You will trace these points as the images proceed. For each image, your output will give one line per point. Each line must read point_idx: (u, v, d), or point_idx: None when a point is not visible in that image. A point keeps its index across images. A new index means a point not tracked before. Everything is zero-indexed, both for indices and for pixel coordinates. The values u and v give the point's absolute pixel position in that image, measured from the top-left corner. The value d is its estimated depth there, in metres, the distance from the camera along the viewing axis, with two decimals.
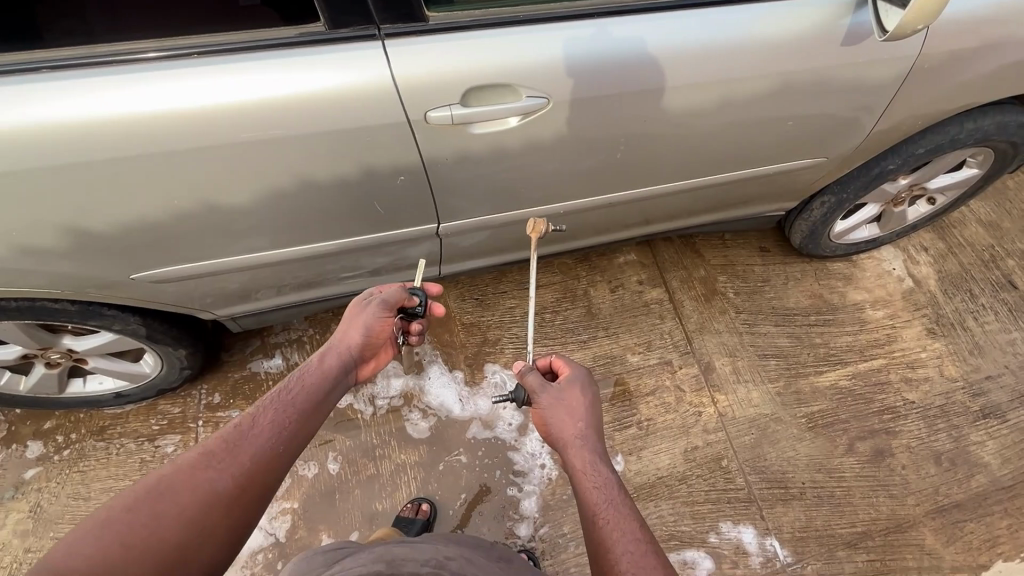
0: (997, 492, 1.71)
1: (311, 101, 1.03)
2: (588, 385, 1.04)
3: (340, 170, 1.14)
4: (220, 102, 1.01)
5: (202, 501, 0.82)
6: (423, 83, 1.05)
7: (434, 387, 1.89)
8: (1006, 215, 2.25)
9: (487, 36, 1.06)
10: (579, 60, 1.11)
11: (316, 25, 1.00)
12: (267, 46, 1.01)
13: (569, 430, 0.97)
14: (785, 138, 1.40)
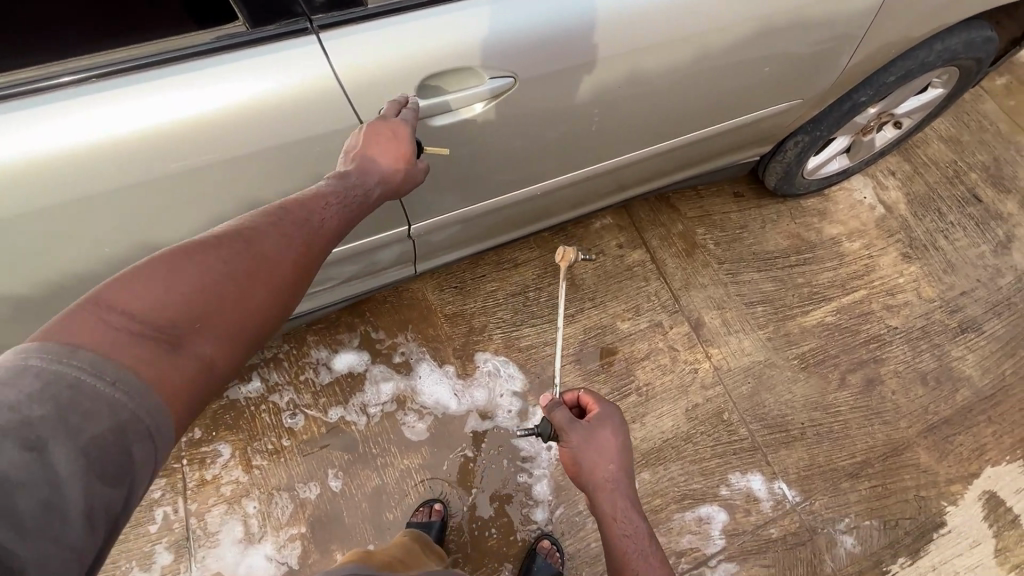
0: (981, 402, 1.78)
1: (247, 115, 0.89)
2: (615, 421, 1.03)
3: (293, 186, 1.02)
4: (137, 131, 0.86)
5: (268, 273, 0.76)
6: (373, 76, 0.92)
7: (426, 385, 1.82)
8: (965, 128, 2.27)
9: (435, 14, 0.94)
10: (543, 28, 0.99)
11: (236, 25, 0.86)
12: (182, 56, 0.86)
13: (602, 475, 0.97)
14: (760, 83, 1.33)
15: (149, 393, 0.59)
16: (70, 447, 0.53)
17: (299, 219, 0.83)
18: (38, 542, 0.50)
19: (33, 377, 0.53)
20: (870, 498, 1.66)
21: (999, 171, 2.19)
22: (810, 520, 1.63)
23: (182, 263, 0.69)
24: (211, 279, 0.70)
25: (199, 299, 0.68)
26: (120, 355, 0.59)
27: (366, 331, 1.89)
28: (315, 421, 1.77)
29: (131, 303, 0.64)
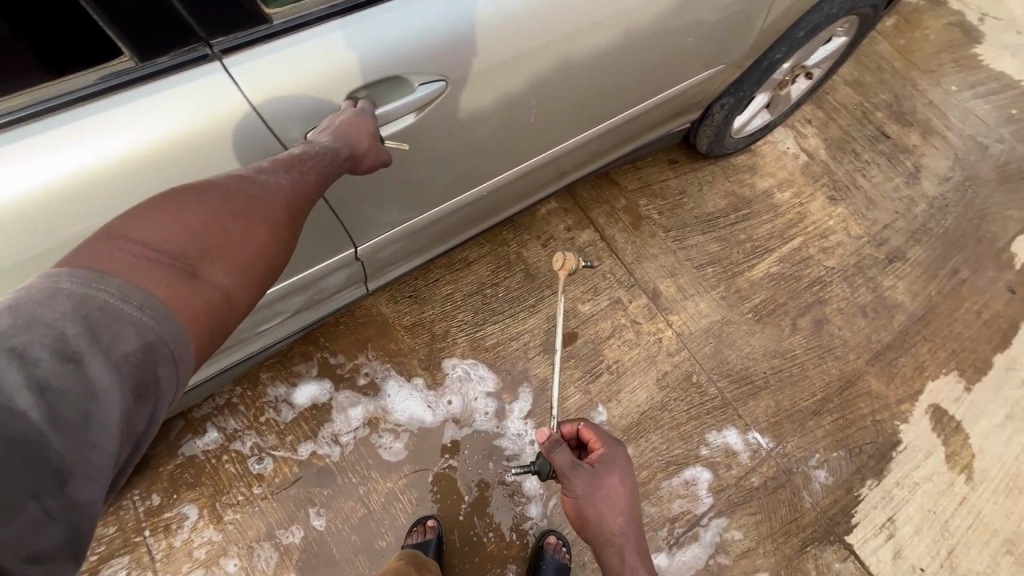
0: (915, 324, 1.93)
1: (154, 163, 0.78)
2: (624, 474, 1.12)
3: None
4: (22, 199, 0.73)
5: (269, 217, 0.78)
6: (291, 99, 0.83)
7: (397, 403, 1.76)
8: (865, 71, 2.41)
9: (353, 21, 0.85)
10: (469, 23, 0.93)
11: (125, 62, 0.74)
12: (61, 105, 0.73)
13: (610, 529, 1.06)
14: (685, 53, 1.33)
15: (171, 319, 0.61)
16: (100, 360, 0.54)
17: (295, 164, 0.82)
18: (76, 447, 0.52)
19: (66, 297, 0.56)
20: (834, 431, 1.76)
21: (900, 107, 2.35)
22: (785, 462, 1.72)
23: (185, 203, 0.72)
24: (215, 221, 0.72)
25: (207, 238, 0.71)
26: (139, 280, 0.61)
27: (324, 357, 1.80)
28: (284, 462, 1.67)
29: (145, 235, 0.67)
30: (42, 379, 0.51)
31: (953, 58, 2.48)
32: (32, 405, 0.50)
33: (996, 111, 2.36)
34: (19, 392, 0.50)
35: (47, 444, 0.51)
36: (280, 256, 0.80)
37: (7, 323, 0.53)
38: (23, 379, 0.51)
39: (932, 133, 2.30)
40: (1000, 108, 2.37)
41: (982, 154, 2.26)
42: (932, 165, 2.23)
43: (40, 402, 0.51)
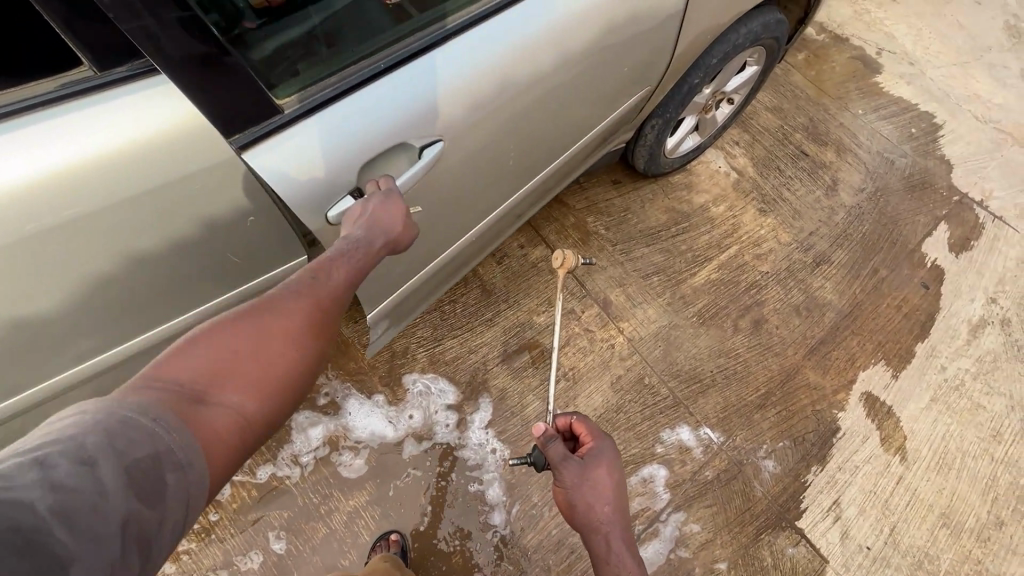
0: (844, 319, 2.09)
1: (110, 164, 0.80)
2: (613, 465, 1.15)
3: (173, 233, 0.92)
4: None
5: (288, 335, 0.87)
6: (317, 180, 0.94)
7: (358, 420, 1.77)
8: (783, 98, 2.68)
9: (351, 101, 0.96)
10: (446, 87, 1.06)
11: (82, 71, 0.77)
12: (19, 109, 0.75)
13: (598, 518, 1.08)
14: (617, 82, 1.50)
15: (181, 431, 0.69)
16: (112, 460, 0.61)
17: (302, 286, 0.92)
18: (83, 535, 0.57)
19: (89, 410, 0.64)
20: (778, 423, 1.87)
21: (816, 129, 2.60)
22: (735, 455, 1.80)
23: (204, 335, 0.81)
24: (230, 348, 0.81)
25: (221, 363, 0.79)
26: (159, 401, 0.69)
27: None
28: (242, 486, 1.65)
29: (166, 370, 0.75)
30: (58, 478, 0.57)
31: (858, 87, 2.78)
32: (42, 497, 0.56)
33: (899, 130, 2.65)
34: (33, 488, 0.56)
35: (52, 532, 0.56)
36: (300, 373, 0.88)
37: (33, 443, 0.60)
38: (39, 479, 0.57)
39: (845, 150, 2.55)
40: (902, 128, 2.66)
41: (890, 168, 2.52)
42: (847, 178, 2.46)
43: (49, 496, 0.57)
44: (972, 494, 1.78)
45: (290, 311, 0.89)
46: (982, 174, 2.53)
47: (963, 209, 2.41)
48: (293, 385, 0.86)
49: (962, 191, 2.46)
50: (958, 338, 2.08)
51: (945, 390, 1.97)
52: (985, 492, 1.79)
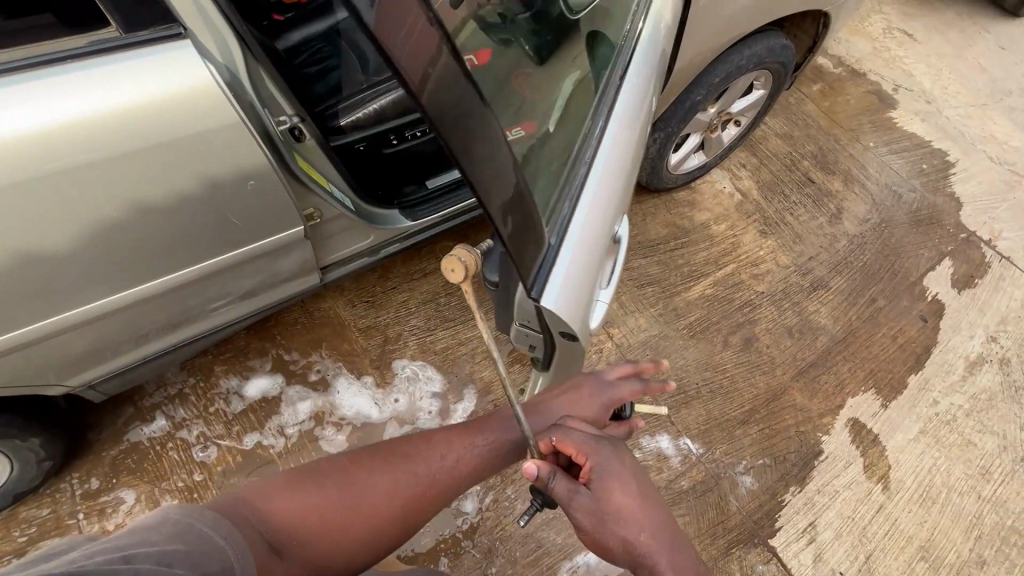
0: (837, 344, 2.09)
1: (130, 116, 0.90)
2: (620, 477, 0.97)
3: (178, 187, 1.00)
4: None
5: (360, 515, 0.93)
6: (578, 290, 1.02)
7: (345, 399, 1.83)
8: (794, 126, 2.71)
9: (575, 212, 1.06)
10: (619, 167, 1.17)
11: (107, 31, 0.84)
12: (48, 60, 0.84)
13: (643, 556, 0.92)
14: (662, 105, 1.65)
15: (245, 564, 0.68)
16: (185, 570, 0.59)
17: (408, 466, 1.01)
18: None
19: (173, 518, 0.65)
20: (760, 440, 1.86)
21: (825, 158, 2.62)
22: (713, 467, 1.80)
23: (311, 484, 0.92)
24: (322, 505, 0.90)
25: (304, 518, 0.88)
26: (242, 531, 0.74)
27: (278, 354, 1.88)
28: (228, 451, 1.71)
29: (264, 503, 0.86)
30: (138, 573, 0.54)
31: (872, 120, 2.80)
32: None
33: (909, 165, 2.65)
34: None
35: None
36: (362, 551, 0.93)
37: (121, 536, 0.59)
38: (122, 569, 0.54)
39: (853, 181, 2.56)
40: (912, 164, 2.66)
41: (897, 201, 2.52)
42: (852, 208, 2.47)
43: None
44: (954, 530, 1.74)
45: (375, 491, 0.96)
46: (992, 214, 2.51)
47: (970, 246, 2.39)
48: (330, 570, 0.89)
49: (970, 229, 2.45)
50: (954, 373, 2.05)
51: (935, 424, 1.94)
52: (969, 529, 1.75)
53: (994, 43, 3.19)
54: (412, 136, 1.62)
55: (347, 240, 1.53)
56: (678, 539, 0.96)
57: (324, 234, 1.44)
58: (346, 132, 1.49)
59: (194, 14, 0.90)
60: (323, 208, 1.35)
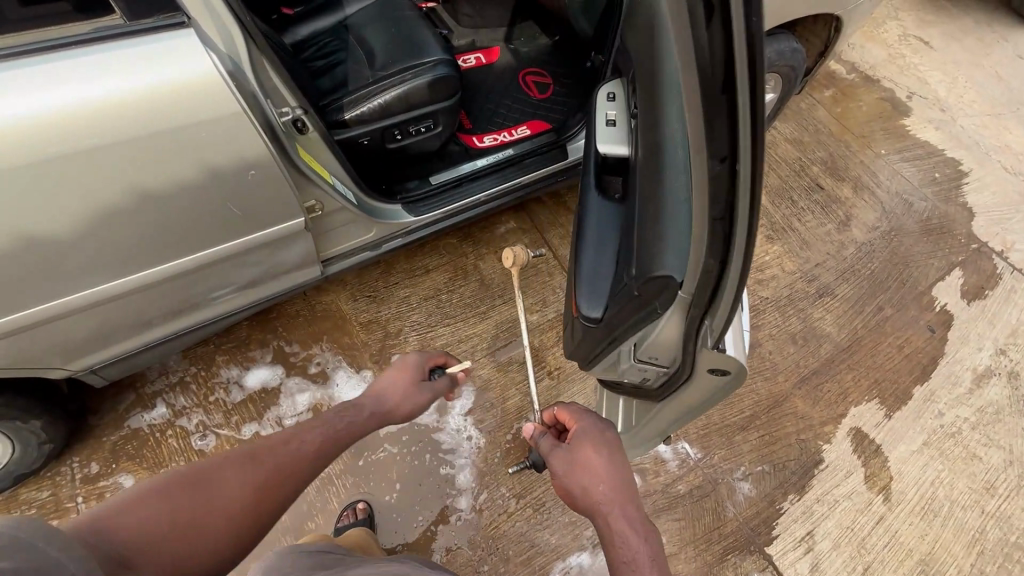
0: (841, 353, 2.06)
1: (131, 104, 0.91)
2: (592, 435, 1.08)
3: (179, 175, 1.01)
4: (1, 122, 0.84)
5: (227, 511, 0.83)
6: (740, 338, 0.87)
7: (344, 392, 1.84)
8: (804, 132, 2.69)
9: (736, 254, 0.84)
10: None
11: (112, 18, 0.86)
12: (51, 46, 0.85)
13: (597, 502, 1.00)
14: None
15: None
16: None
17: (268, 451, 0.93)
18: None
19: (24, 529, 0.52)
20: (760, 446, 1.84)
21: (835, 164, 2.60)
22: (711, 473, 1.79)
23: (158, 496, 0.78)
24: (173, 516, 0.77)
25: (159, 532, 0.74)
26: (94, 555, 0.63)
27: (279, 346, 1.90)
28: (227, 440, 1.73)
29: (117, 526, 0.71)
30: None
31: (884, 128, 2.76)
32: None
33: (921, 174, 2.61)
34: None
35: None
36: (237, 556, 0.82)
37: None
38: None
39: (863, 188, 2.53)
40: (925, 172, 2.62)
41: (908, 209, 2.48)
42: (861, 216, 2.44)
43: None
44: (956, 544, 1.71)
45: (239, 483, 0.86)
46: (1005, 225, 2.46)
47: (981, 257, 2.35)
48: None
49: (981, 240, 2.41)
50: (961, 385, 2.02)
51: (939, 436, 1.90)
52: (971, 544, 1.72)
53: (1013, 52, 3.14)
54: (416, 131, 1.59)
55: (348, 234, 1.53)
56: (636, 500, 1.00)
57: (326, 226, 1.45)
58: (348, 126, 1.48)
59: (200, 6, 0.91)
60: (324, 200, 1.35)
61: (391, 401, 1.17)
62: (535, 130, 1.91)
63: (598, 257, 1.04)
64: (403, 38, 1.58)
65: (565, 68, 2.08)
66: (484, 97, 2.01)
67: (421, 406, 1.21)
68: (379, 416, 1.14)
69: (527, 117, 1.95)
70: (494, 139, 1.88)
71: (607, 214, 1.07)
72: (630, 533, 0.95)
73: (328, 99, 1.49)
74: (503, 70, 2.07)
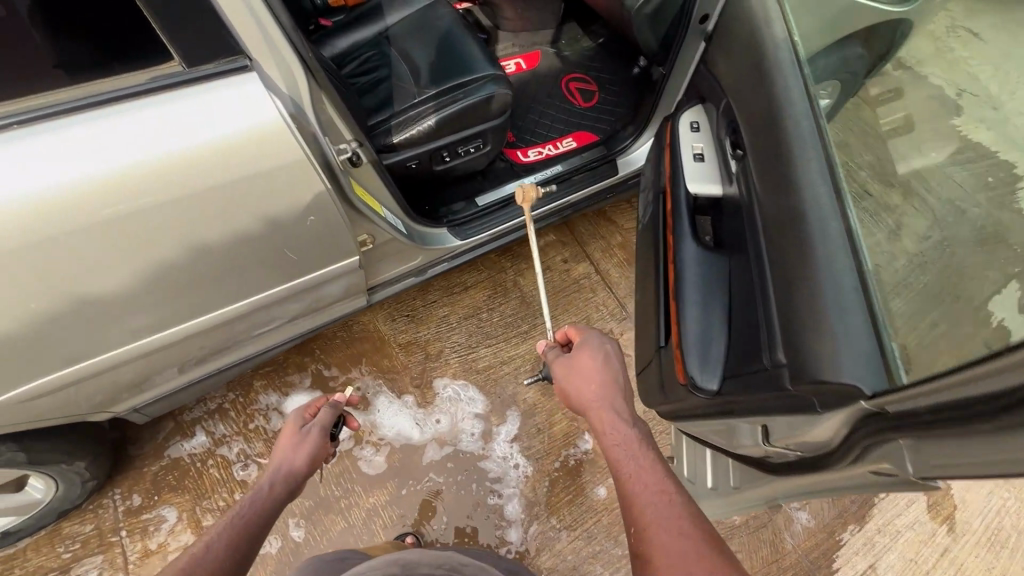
0: None
1: (189, 159, 0.84)
2: (592, 346, 1.21)
3: (239, 227, 0.95)
4: (51, 187, 0.77)
5: None
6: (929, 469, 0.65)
7: (386, 418, 1.79)
8: None
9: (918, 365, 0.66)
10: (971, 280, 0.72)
11: (175, 67, 0.78)
12: (109, 101, 0.77)
13: (592, 402, 1.14)
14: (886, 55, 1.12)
15: None
16: None
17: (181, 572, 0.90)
18: None
19: None
20: None
21: None
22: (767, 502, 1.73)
23: None
24: None
25: None
26: None
27: (318, 370, 1.84)
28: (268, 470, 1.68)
29: None
30: None
31: None
32: None
33: None
34: None
35: None
36: None
37: None
38: None
39: None
40: None
41: None
42: None
43: None
44: None
45: None
46: None
47: None
48: None
49: None
50: None
51: None
52: None
53: None
54: (465, 152, 1.51)
55: (395, 263, 1.46)
56: (624, 400, 1.14)
57: (376, 257, 1.38)
58: (397, 150, 1.40)
59: (260, 42, 0.82)
60: (377, 232, 1.28)
61: (286, 462, 1.15)
62: (581, 143, 1.82)
63: (704, 320, 0.92)
64: (451, 52, 1.49)
65: (611, 74, 1.97)
66: (526, 107, 1.91)
67: (319, 450, 1.21)
68: (282, 480, 1.12)
69: (572, 129, 1.86)
70: (539, 153, 1.81)
71: (709, 269, 0.97)
72: (619, 429, 1.08)
73: (375, 121, 1.41)
74: (546, 77, 1.97)
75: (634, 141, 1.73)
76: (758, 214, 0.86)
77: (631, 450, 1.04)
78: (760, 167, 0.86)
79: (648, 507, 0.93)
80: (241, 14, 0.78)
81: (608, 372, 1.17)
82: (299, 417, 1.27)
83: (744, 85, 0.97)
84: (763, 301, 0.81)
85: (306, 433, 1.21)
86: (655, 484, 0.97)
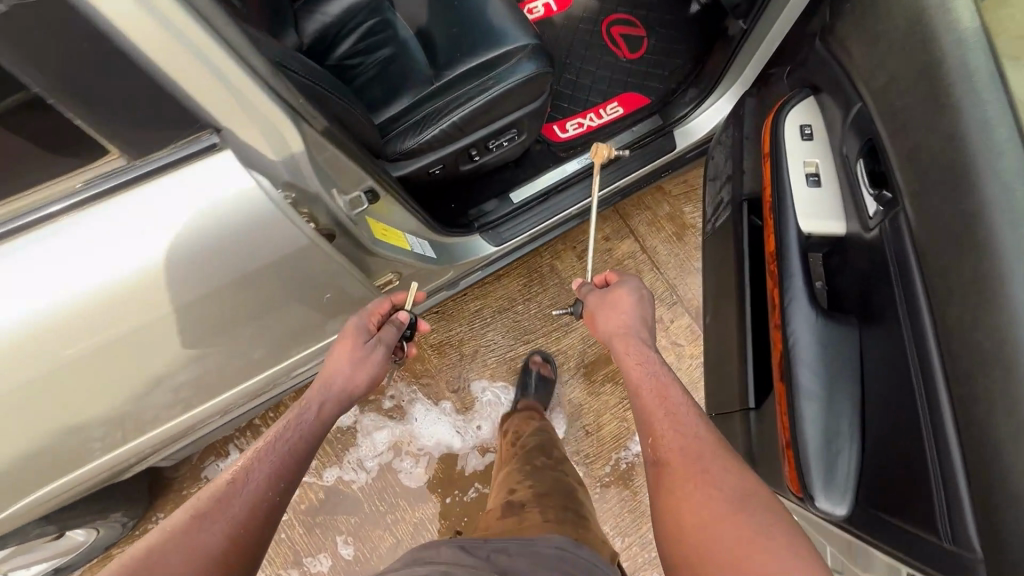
0: None
1: (167, 270, 0.70)
2: (632, 282, 1.07)
3: (235, 317, 0.82)
4: (8, 324, 0.66)
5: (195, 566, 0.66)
6: None
7: (424, 427, 1.69)
8: None
9: None
10: None
11: (113, 160, 0.61)
12: (46, 217, 0.62)
13: (615, 329, 1.01)
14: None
15: None
16: None
17: (216, 508, 0.73)
18: None
19: None
20: None
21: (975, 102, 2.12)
22: None
23: None
24: None
25: None
26: None
27: None
28: (309, 487, 1.63)
29: None
30: None
31: None
32: None
33: None
34: None
35: None
36: None
37: None
38: None
39: None
40: None
41: None
42: None
43: None
44: None
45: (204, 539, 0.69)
46: None
47: None
48: None
49: None
50: None
51: None
52: None
53: None
54: (498, 146, 1.24)
55: (421, 288, 1.25)
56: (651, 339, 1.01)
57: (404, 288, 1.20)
58: (417, 154, 1.13)
59: (231, 108, 0.61)
60: (402, 268, 1.09)
61: (342, 383, 0.92)
62: (629, 109, 1.53)
63: (830, 418, 0.71)
64: (471, 20, 1.20)
65: (662, 13, 1.61)
66: (561, 63, 1.58)
67: (377, 374, 0.97)
68: (334, 406, 0.91)
69: (618, 91, 1.55)
70: (579, 124, 1.52)
71: (838, 349, 0.74)
72: (645, 356, 0.95)
73: (388, 121, 1.14)
74: (582, 21, 1.61)
75: (695, 107, 1.44)
76: (930, 310, 0.64)
77: (651, 368, 0.93)
78: (938, 246, 0.63)
79: (664, 419, 0.84)
80: (198, 81, 0.56)
81: (637, 301, 1.04)
82: (363, 323, 0.99)
83: (904, 95, 0.69)
84: (937, 434, 0.61)
85: (369, 349, 0.96)
86: (677, 400, 0.87)
